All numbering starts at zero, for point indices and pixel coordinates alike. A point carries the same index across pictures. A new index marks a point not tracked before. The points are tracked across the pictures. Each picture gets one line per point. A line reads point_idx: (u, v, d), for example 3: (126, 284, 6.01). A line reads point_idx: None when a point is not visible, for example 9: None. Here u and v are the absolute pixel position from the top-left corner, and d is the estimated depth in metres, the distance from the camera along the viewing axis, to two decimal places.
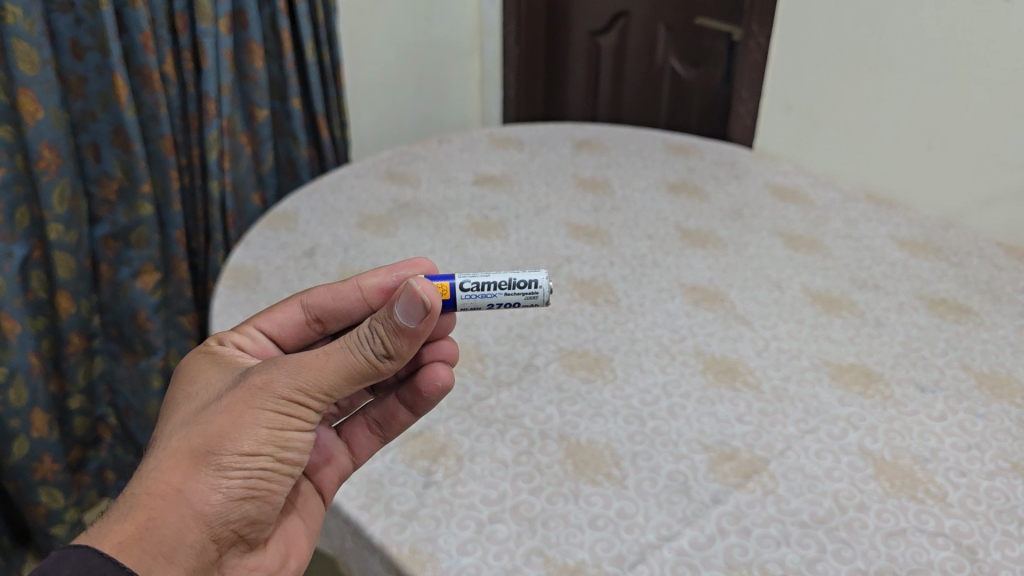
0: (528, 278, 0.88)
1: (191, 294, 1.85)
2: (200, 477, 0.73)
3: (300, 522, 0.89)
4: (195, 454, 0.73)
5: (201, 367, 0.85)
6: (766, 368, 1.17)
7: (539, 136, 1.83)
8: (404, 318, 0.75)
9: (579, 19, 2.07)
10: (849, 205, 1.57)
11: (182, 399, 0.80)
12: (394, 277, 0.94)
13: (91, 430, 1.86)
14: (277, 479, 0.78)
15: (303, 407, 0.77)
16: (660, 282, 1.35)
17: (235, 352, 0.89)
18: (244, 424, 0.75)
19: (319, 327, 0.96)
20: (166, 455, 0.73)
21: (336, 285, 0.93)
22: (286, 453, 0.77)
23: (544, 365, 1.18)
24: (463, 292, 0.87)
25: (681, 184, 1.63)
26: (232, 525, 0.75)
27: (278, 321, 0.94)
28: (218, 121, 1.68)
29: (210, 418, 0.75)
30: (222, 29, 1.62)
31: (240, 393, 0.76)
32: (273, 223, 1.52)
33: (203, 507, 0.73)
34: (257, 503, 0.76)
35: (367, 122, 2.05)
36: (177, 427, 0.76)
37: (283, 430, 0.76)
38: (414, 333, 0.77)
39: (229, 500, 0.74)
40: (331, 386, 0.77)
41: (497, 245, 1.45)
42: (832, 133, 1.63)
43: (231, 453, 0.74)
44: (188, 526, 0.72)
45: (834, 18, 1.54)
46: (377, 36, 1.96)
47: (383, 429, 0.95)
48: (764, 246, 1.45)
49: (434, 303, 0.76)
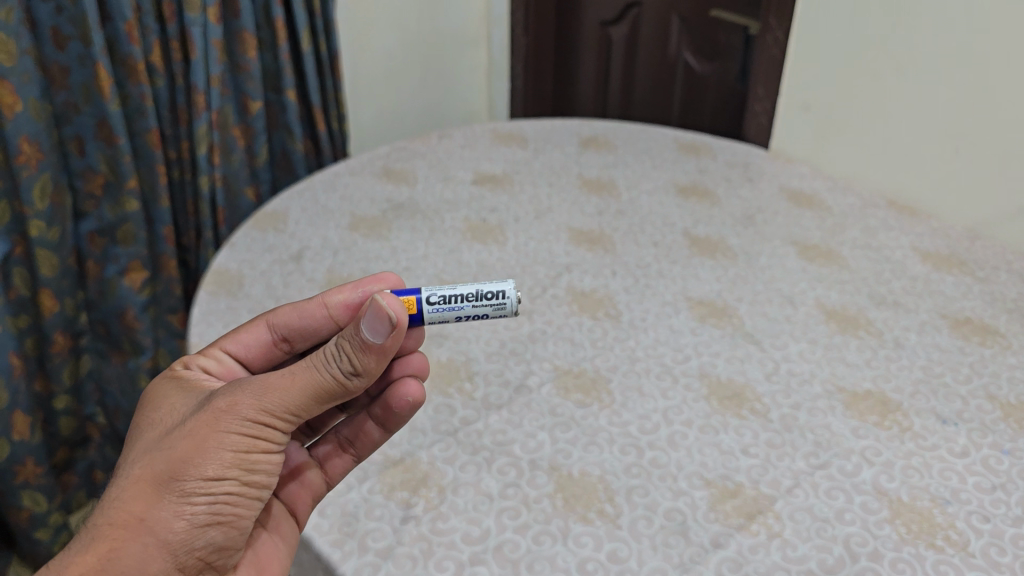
0: (496, 289, 0.82)
1: (181, 292, 1.77)
2: (163, 504, 0.69)
3: (271, 544, 0.82)
4: (157, 481, 0.69)
5: (163, 388, 0.79)
6: (774, 394, 1.09)
7: (544, 131, 1.74)
8: (371, 334, 0.70)
9: (590, 8, 1.97)
10: (869, 213, 1.48)
11: (146, 423, 0.76)
12: (360, 291, 0.87)
13: (79, 430, 1.80)
14: (245, 503, 0.73)
15: (270, 428, 0.72)
16: (665, 295, 1.27)
17: (201, 377, 0.82)
18: (207, 448, 0.70)
19: (287, 347, 0.89)
20: (128, 483, 0.69)
21: (301, 303, 0.86)
22: (253, 476, 0.72)
23: (537, 387, 1.11)
24: (430, 306, 0.81)
25: (692, 187, 1.55)
26: (198, 552, 0.71)
27: (245, 342, 0.87)
28: (207, 114, 1.60)
29: (174, 443, 0.71)
30: (211, 18, 1.54)
31: (203, 416, 0.71)
32: (261, 223, 1.45)
33: (167, 535, 0.68)
34: (225, 528, 0.72)
35: (367, 113, 1.97)
36: (141, 453, 0.72)
37: (249, 453, 0.71)
38: (382, 349, 0.72)
39: (194, 527, 0.69)
40: (298, 407, 0.72)
41: (494, 252, 1.37)
42: (854, 134, 1.54)
43: (195, 478, 0.69)
44: (151, 556, 0.68)
45: (858, 12, 1.44)
46: (378, 24, 1.88)
47: (355, 447, 0.88)
48: (777, 256, 1.36)
49: (401, 317, 0.71)
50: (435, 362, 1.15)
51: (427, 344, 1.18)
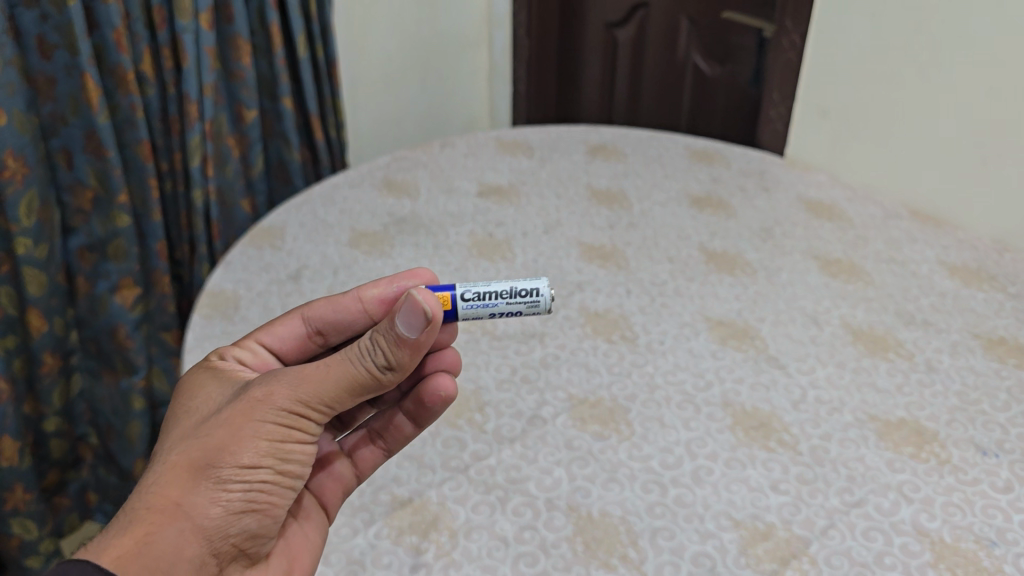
0: (530, 286, 0.80)
1: (175, 309, 1.68)
2: (198, 490, 0.67)
3: (302, 534, 0.79)
4: (193, 467, 0.68)
5: (198, 377, 0.78)
6: (803, 424, 1.04)
7: (550, 139, 1.68)
8: (405, 328, 0.69)
9: (595, 9, 1.90)
10: (891, 224, 1.42)
11: (180, 412, 0.75)
12: (395, 287, 0.85)
13: (69, 451, 1.73)
14: (279, 492, 0.72)
15: (304, 419, 0.71)
16: (682, 316, 1.21)
17: (237, 368, 0.81)
18: (244, 435, 0.69)
19: (321, 341, 0.87)
20: (164, 469, 0.68)
21: (337, 297, 0.85)
22: (287, 466, 0.71)
23: (551, 418, 1.05)
24: (464, 302, 0.79)
25: (706, 197, 1.48)
26: (232, 539, 0.70)
27: (280, 335, 0.85)
28: (200, 125, 1.52)
29: (210, 431, 0.70)
30: (204, 25, 1.46)
31: (238, 405, 0.71)
32: (258, 239, 1.39)
33: (203, 521, 0.67)
34: (259, 517, 0.71)
35: (366, 119, 1.90)
36: (177, 440, 0.71)
37: (284, 442, 0.71)
38: (416, 344, 0.71)
39: (229, 514, 0.68)
40: (333, 398, 0.71)
41: (502, 270, 1.31)
42: (872, 141, 1.47)
43: (231, 465, 0.68)
44: (186, 541, 0.66)
45: (879, 13, 1.38)
46: (377, 27, 1.82)
47: (386, 440, 0.86)
48: (798, 272, 1.30)
49: (436, 311, 0.70)
50: None
51: None
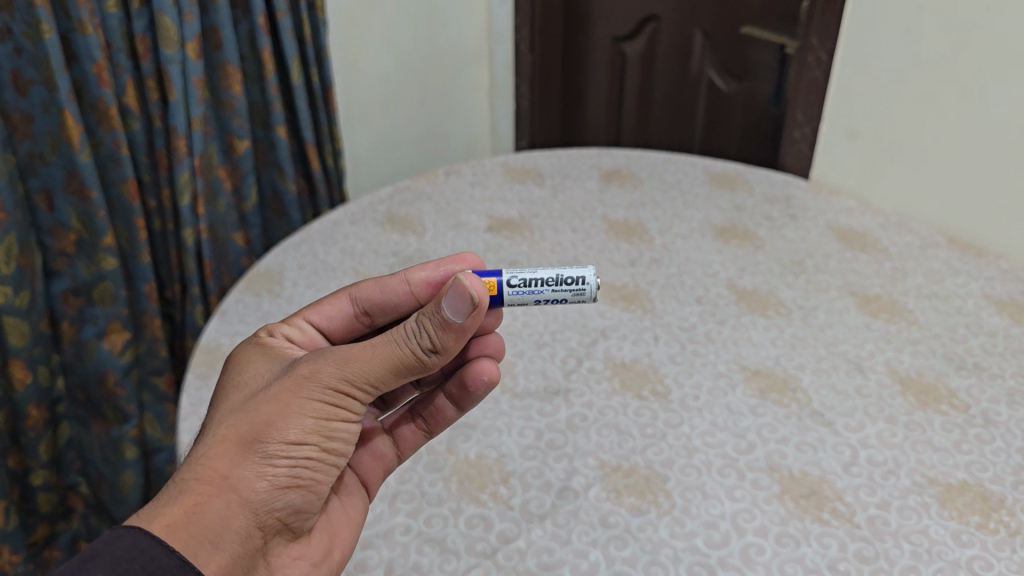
0: (576, 275, 0.82)
1: (167, 354, 1.57)
2: (247, 464, 0.70)
3: (343, 511, 0.84)
4: (242, 442, 0.71)
5: (246, 356, 0.81)
6: (857, 490, 0.95)
7: (560, 165, 1.59)
8: (451, 313, 0.72)
9: (601, 22, 1.81)
10: (929, 253, 1.34)
11: (230, 388, 0.78)
12: (442, 271, 0.88)
13: (59, 503, 1.60)
14: (323, 468, 0.74)
15: (349, 398, 0.74)
16: (716, 365, 1.12)
17: (285, 344, 0.84)
18: (291, 412, 0.72)
19: (367, 321, 0.91)
20: (214, 442, 0.71)
21: (384, 279, 0.88)
22: (331, 443, 0.74)
23: (583, 490, 0.96)
24: (510, 288, 0.82)
25: (730, 227, 1.40)
26: (277, 513, 0.72)
27: (327, 314, 0.89)
28: (189, 160, 1.41)
29: (258, 407, 0.72)
30: (191, 55, 1.35)
31: (286, 382, 0.74)
32: (255, 284, 1.29)
33: (250, 494, 0.70)
34: (303, 492, 0.73)
35: (364, 143, 1.80)
36: (226, 415, 0.74)
37: (329, 420, 0.73)
38: (460, 328, 0.73)
39: (275, 487, 0.71)
40: (377, 378, 0.74)
41: (518, 315, 1.21)
42: (904, 162, 1.39)
43: (278, 441, 0.71)
44: (235, 512, 0.69)
45: (913, 30, 1.30)
46: (374, 44, 1.72)
47: (429, 424, 0.91)
48: (835, 312, 1.22)
49: (482, 297, 0.73)
50: (463, 461, 1.00)
51: (452, 438, 1.02)
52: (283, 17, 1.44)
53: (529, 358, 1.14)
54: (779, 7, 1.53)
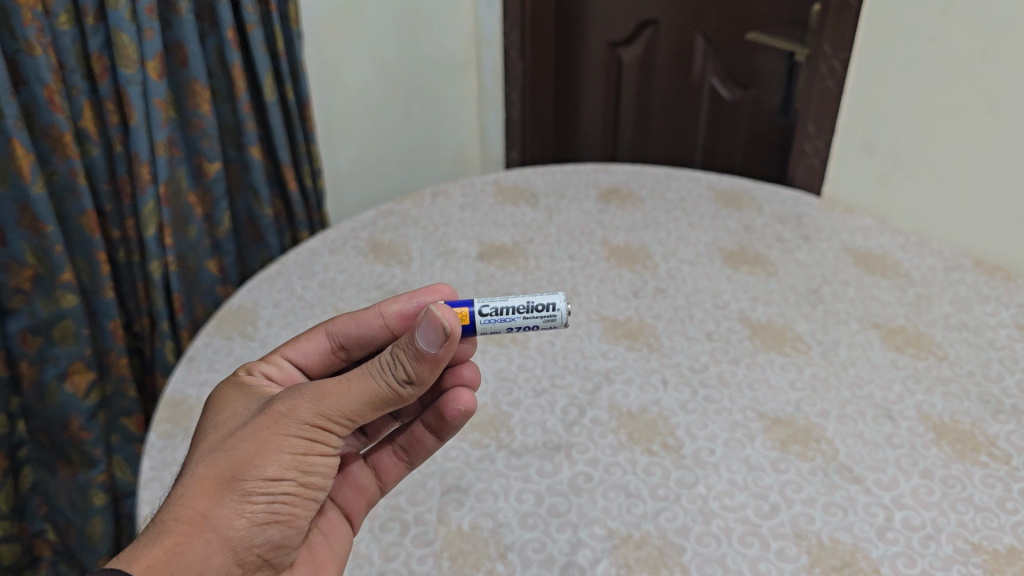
0: (546, 300, 0.78)
1: (135, 393, 1.47)
2: (225, 501, 0.67)
3: (327, 544, 0.79)
4: (220, 480, 0.67)
5: (224, 392, 0.77)
6: (896, 560, 0.85)
7: (555, 183, 1.48)
8: (426, 343, 0.68)
9: (595, 27, 1.71)
10: (954, 278, 1.24)
11: (207, 425, 0.74)
12: (415, 302, 0.83)
13: (24, 553, 1.47)
14: (302, 503, 0.71)
15: (327, 432, 0.70)
16: (731, 413, 1.03)
17: (263, 381, 0.80)
18: (267, 449, 0.68)
19: (345, 355, 0.86)
20: (191, 481, 0.67)
21: (358, 312, 0.84)
22: (310, 477, 0.70)
23: (590, 566, 0.86)
24: (482, 317, 0.77)
25: (740, 251, 1.30)
26: (257, 549, 0.69)
27: (305, 350, 0.84)
28: (154, 188, 1.30)
29: (234, 444, 0.69)
30: (152, 74, 1.23)
31: (263, 419, 0.70)
32: (225, 325, 1.18)
33: (228, 532, 0.66)
34: (283, 528, 0.70)
35: (345, 159, 1.69)
36: (203, 452, 0.70)
37: (307, 455, 0.70)
38: (436, 359, 0.70)
39: (254, 525, 0.67)
40: (355, 411, 0.70)
41: (513, 357, 1.11)
42: (922, 178, 1.29)
43: (255, 478, 0.67)
44: (215, 551, 0.65)
45: (935, 38, 1.20)
46: (354, 57, 1.62)
47: (410, 454, 0.85)
48: (858, 347, 1.12)
49: (455, 326, 0.69)
50: (455, 532, 0.89)
51: (442, 505, 0.92)
52: (253, 30, 1.33)
53: (526, 408, 1.03)
54: (787, 12, 1.43)
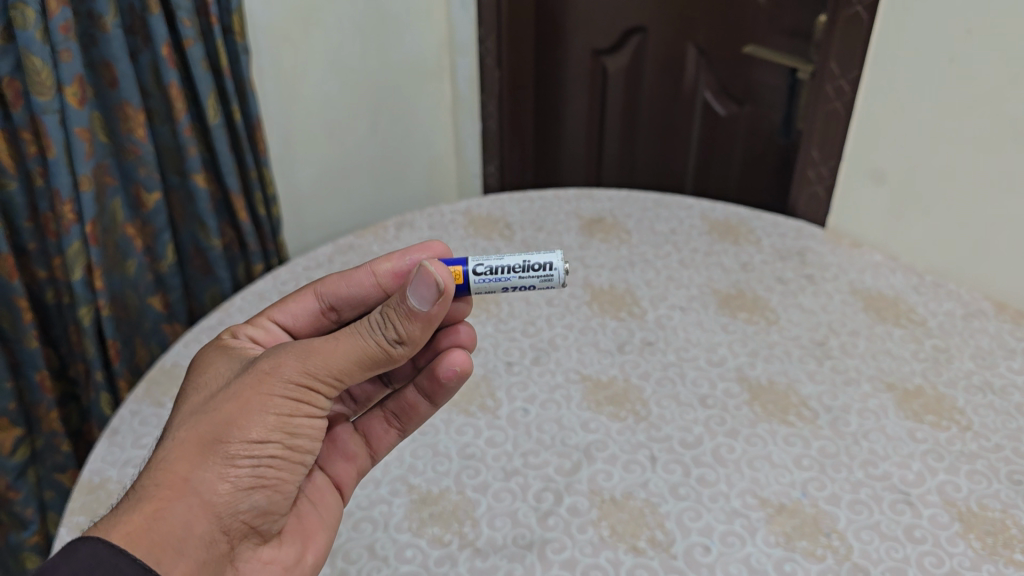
0: (542, 260, 0.75)
1: (70, 446, 1.34)
2: (207, 465, 0.62)
3: (316, 514, 0.75)
4: (202, 443, 0.62)
5: (205, 358, 0.73)
6: None
7: (534, 212, 1.35)
8: (417, 301, 0.65)
9: (580, 31, 1.59)
10: (975, 327, 1.11)
11: (187, 390, 0.69)
12: (408, 260, 0.79)
13: None
14: (289, 468, 0.66)
15: (314, 393, 0.66)
16: (728, 500, 0.90)
17: (250, 346, 0.75)
18: (251, 410, 0.64)
19: (335, 317, 0.81)
20: (173, 445, 0.63)
21: (349, 271, 0.80)
22: (297, 441, 0.66)
23: None
24: (476, 276, 0.74)
25: (737, 295, 1.17)
26: (243, 515, 0.64)
27: (293, 312, 0.80)
28: (80, 227, 1.16)
29: (217, 405, 0.64)
30: (72, 102, 1.09)
31: (246, 379, 0.66)
32: (157, 389, 1.05)
33: (212, 496, 0.61)
34: (270, 492, 0.65)
35: (306, 177, 1.55)
36: (185, 415, 0.65)
37: (293, 417, 0.65)
38: (427, 318, 0.67)
39: (239, 489, 0.63)
40: (342, 371, 0.67)
41: (481, 429, 0.98)
42: (937, 213, 1.16)
43: (239, 440, 0.63)
44: (197, 517, 0.61)
45: (957, 58, 1.06)
46: (316, 67, 1.47)
47: (402, 420, 0.81)
48: (871, 412, 1.00)
49: (447, 284, 0.66)
50: None
51: None
52: (192, 46, 1.19)
53: (494, 495, 0.90)
54: (788, 23, 1.34)
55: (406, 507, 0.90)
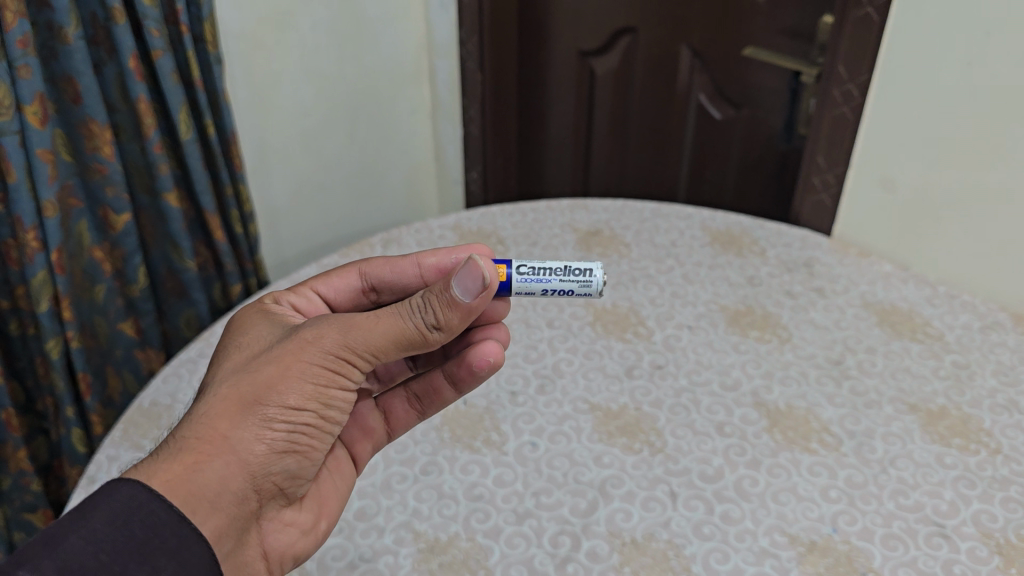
0: (582, 265, 0.74)
1: (39, 484, 1.25)
2: (246, 424, 0.62)
3: (332, 481, 0.75)
4: (242, 401, 0.62)
5: (248, 317, 0.72)
6: None
7: (527, 225, 1.29)
8: (460, 291, 0.65)
9: (567, 31, 1.53)
10: (994, 340, 1.07)
11: (224, 345, 0.68)
12: (454, 258, 0.79)
13: None
14: (321, 436, 0.66)
15: (353, 366, 0.66)
16: (756, 538, 0.84)
17: (290, 313, 0.74)
18: (291, 376, 0.63)
19: (374, 298, 0.81)
20: (213, 399, 0.62)
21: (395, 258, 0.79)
22: (331, 412, 0.66)
23: None
24: (519, 275, 0.73)
25: (746, 312, 1.12)
26: (273, 477, 0.64)
27: (336, 286, 0.79)
28: (44, 254, 1.08)
29: (259, 366, 0.64)
30: (32, 122, 1.01)
31: (287, 344, 0.65)
32: (136, 430, 0.97)
33: (248, 456, 0.61)
34: (301, 458, 0.65)
35: (282, 190, 1.47)
36: (225, 371, 0.65)
37: (329, 388, 0.65)
38: (469, 309, 0.66)
39: (273, 452, 0.63)
40: (382, 349, 0.66)
41: (488, 467, 0.92)
42: (947, 217, 1.11)
43: (277, 404, 0.63)
44: (232, 475, 0.61)
45: (975, 61, 1.01)
46: (291, 71, 1.39)
47: (423, 403, 0.81)
48: (896, 436, 0.95)
49: (493, 281, 0.66)
50: None
51: None
52: (161, 57, 1.11)
53: (508, 541, 0.84)
54: (788, 22, 1.33)
55: (413, 558, 0.83)
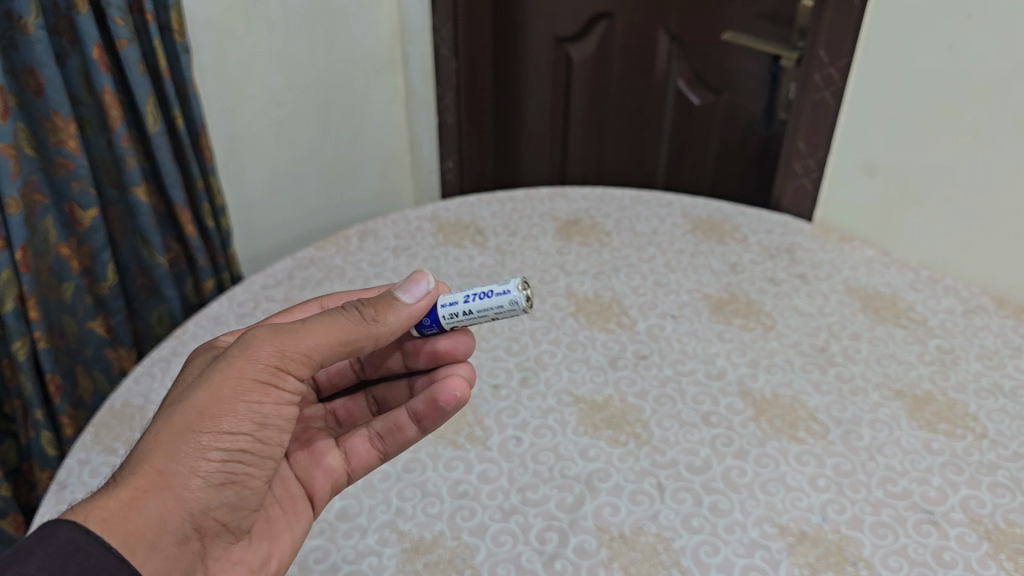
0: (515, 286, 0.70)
1: (8, 489, 1.22)
2: (180, 457, 0.60)
3: (286, 522, 0.74)
4: (174, 432, 0.60)
5: (193, 355, 0.70)
6: None
7: (506, 215, 1.27)
8: (403, 293, 0.70)
9: (540, 19, 1.51)
10: (977, 325, 1.06)
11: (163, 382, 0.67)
12: None
13: None
14: (259, 463, 0.64)
15: (287, 375, 0.64)
16: (746, 529, 0.83)
17: None
18: (223, 397, 0.62)
19: None
20: (146, 436, 0.61)
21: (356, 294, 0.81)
22: (268, 432, 0.64)
23: None
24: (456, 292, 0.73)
25: (729, 299, 1.11)
26: (213, 513, 0.62)
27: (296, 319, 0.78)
28: (8, 253, 1.05)
29: (190, 391, 0.62)
30: None
31: (218, 363, 0.63)
32: (107, 433, 0.94)
33: (185, 492, 0.60)
34: (240, 489, 0.63)
35: (252, 185, 1.44)
36: (161, 406, 0.63)
37: (264, 405, 0.63)
38: (409, 314, 0.70)
39: (209, 486, 0.61)
40: (315, 354, 0.65)
41: (472, 463, 0.90)
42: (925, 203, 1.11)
43: (210, 431, 0.61)
44: (171, 512, 0.59)
45: (956, 45, 1.00)
46: (261, 64, 1.36)
47: (386, 442, 0.78)
48: (882, 422, 0.94)
49: (435, 289, 0.72)
50: None
51: None
52: (127, 47, 1.07)
53: (494, 538, 0.82)
54: (767, 8, 1.34)
55: (397, 558, 0.81)
